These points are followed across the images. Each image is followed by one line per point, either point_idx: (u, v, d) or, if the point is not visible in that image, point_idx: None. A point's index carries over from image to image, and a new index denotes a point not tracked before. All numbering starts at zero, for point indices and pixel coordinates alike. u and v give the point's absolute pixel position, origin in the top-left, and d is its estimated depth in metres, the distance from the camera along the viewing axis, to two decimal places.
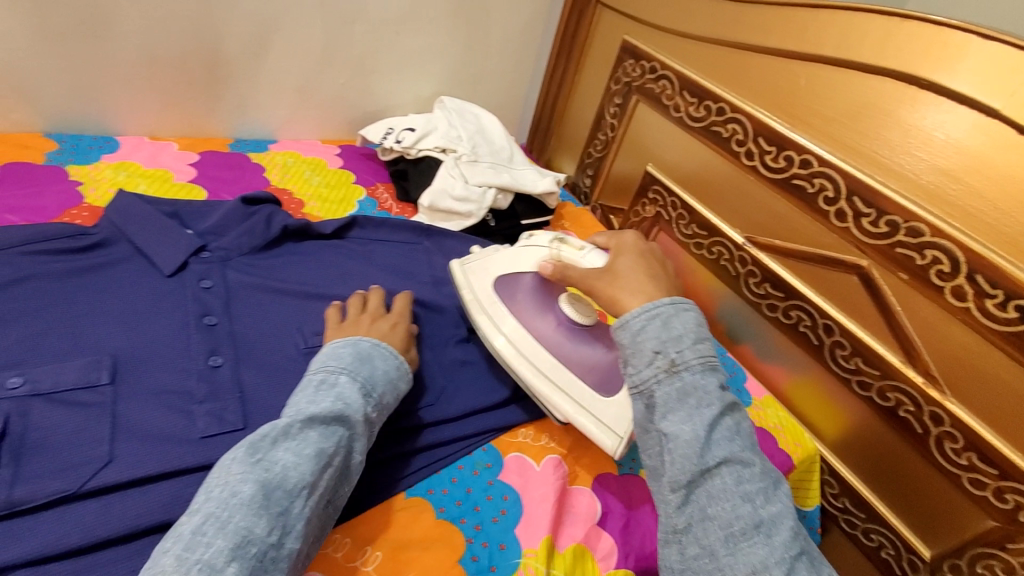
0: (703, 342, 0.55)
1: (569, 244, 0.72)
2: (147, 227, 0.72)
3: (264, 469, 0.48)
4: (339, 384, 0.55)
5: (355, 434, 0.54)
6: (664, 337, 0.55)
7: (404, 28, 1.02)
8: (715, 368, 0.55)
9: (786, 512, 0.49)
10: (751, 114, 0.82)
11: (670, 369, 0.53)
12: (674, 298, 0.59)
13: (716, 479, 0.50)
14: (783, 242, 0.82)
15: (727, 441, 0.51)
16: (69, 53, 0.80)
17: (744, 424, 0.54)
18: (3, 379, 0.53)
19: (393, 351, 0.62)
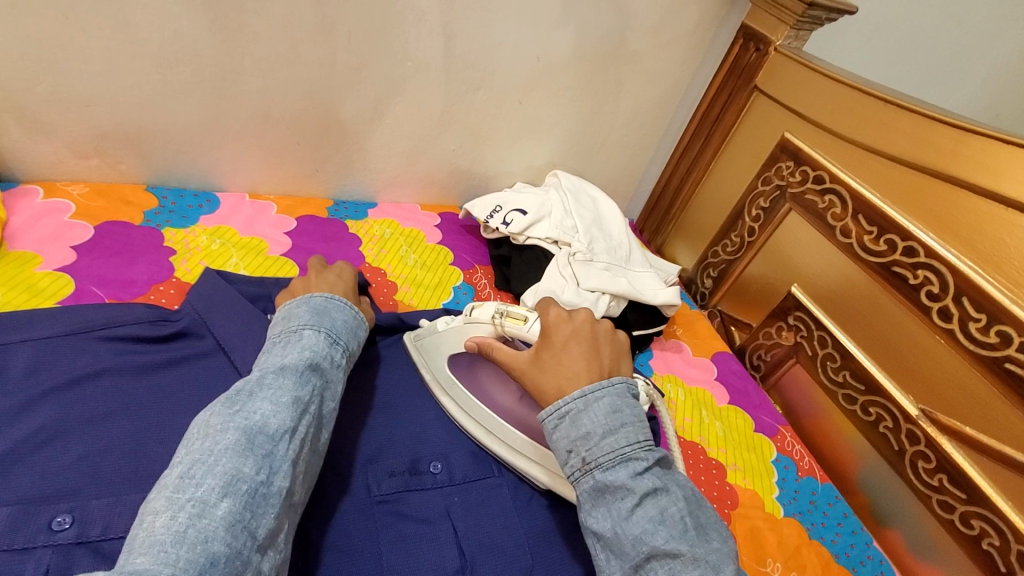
0: (618, 430, 0.47)
1: (512, 316, 0.69)
2: (231, 318, 0.64)
3: (244, 417, 0.44)
4: (305, 341, 0.53)
5: (329, 383, 0.52)
6: (573, 434, 0.48)
7: (529, 98, 0.92)
8: (634, 454, 0.46)
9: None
10: (954, 266, 0.65)
11: (582, 468, 0.47)
12: (584, 385, 0.51)
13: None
14: (975, 433, 0.64)
15: (648, 534, 0.42)
16: (182, 110, 0.75)
17: (675, 506, 0.44)
18: (50, 517, 0.47)
19: (347, 304, 0.61)
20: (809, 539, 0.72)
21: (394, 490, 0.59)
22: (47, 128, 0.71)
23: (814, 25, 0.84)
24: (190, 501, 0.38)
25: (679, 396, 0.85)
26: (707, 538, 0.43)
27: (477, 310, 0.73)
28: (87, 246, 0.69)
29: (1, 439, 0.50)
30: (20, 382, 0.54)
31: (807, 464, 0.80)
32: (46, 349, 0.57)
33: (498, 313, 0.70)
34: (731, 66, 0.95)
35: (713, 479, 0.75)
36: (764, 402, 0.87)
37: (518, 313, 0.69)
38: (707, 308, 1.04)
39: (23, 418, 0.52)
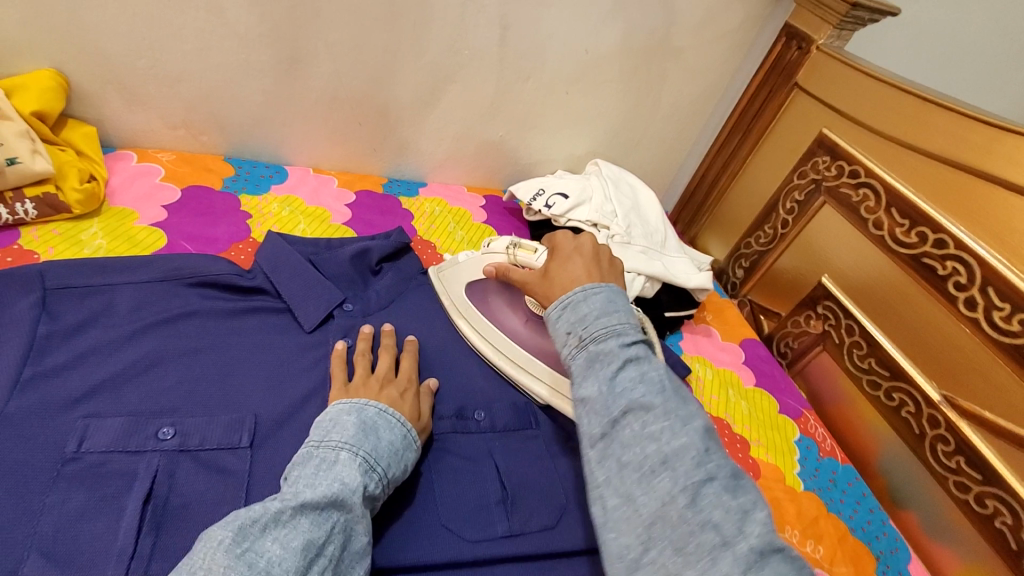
0: (613, 312, 0.51)
1: (524, 247, 0.74)
2: (296, 278, 0.70)
3: (246, 564, 0.42)
4: (339, 461, 0.51)
5: (355, 517, 0.49)
6: (572, 318, 0.52)
7: (575, 89, 0.97)
8: (623, 329, 0.50)
9: (694, 445, 0.42)
10: (982, 258, 0.68)
11: (577, 345, 0.50)
12: (585, 283, 0.55)
13: (625, 430, 0.44)
14: (995, 417, 0.67)
15: (627, 390, 0.46)
16: (260, 88, 0.82)
17: (655, 371, 0.47)
18: (156, 428, 0.55)
19: (400, 420, 0.58)
20: (828, 512, 0.75)
21: (444, 432, 0.66)
22: (143, 100, 0.79)
23: (857, 25, 0.87)
24: None
25: (707, 375, 0.89)
26: (684, 399, 0.46)
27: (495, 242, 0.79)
28: (175, 205, 0.77)
29: (112, 361, 0.58)
30: (126, 316, 0.62)
31: (829, 446, 0.84)
32: (146, 292, 0.64)
33: (510, 244, 0.74)
34: (772, 64, 0.98)
35: (738, 450, 0.79)
36: (789, 386, 0.91)
37: (530, 246, 0.74)
38: (736, 297, 1.08)
39: (128, 347, 0.60)
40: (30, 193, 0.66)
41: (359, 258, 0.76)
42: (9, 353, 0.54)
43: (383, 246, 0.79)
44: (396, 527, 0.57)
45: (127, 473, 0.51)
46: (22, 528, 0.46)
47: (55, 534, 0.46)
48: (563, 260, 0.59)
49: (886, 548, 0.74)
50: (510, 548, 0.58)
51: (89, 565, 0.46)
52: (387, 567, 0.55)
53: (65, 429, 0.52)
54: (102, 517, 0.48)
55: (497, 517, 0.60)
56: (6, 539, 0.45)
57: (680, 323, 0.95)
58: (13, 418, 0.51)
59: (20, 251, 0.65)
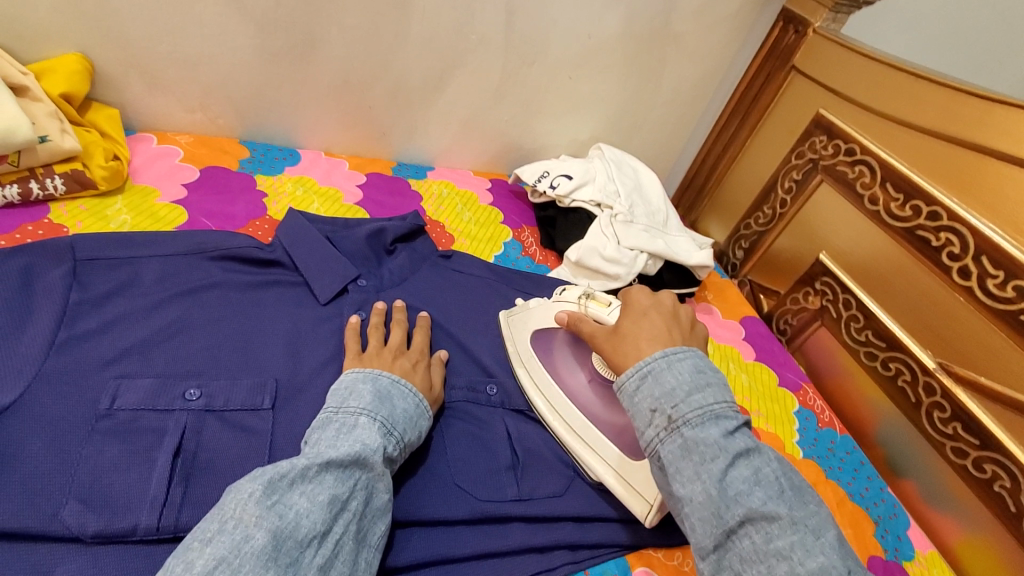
0: (704, 390, 0.51)
1: (598, 299, 0.69)
2: (312, 252, 0.73)
3: (277, 515, 0.44)
4: (359, 425, 0.54)
5: (376, 476, 0.52)
6: (656, 392, 0.52)
7: (578, 74, 1.00)
8: (723, 416, 0.50)
9: (832, 566, 0.42)
10: (976, 228, 0.70)
11: (667, 428, 0.50)
12: (664, 349, 0.55)
13: (744, 541, 0.44)
14: (991, 382, 0.69)
15: (743, 495, 0.46)
16: (274, 73, 0.85)
17: (768, 468, 0.48)
18: (183, 389, 0.57)
19: (413, 390, 0.61)
20: (827, 479, 0.78)
21: (456, 400, 0.68)
22: (163, 83, 0.83)
23: (853, 7, 0.90)
24: None
25: (708, 350, 0.92)
26: (802, 499, 0.46)
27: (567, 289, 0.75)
28: (195, 184, 0.80)
29: (140, 327, 0.61)
30: (152, 286, 0.65)
31: (828, 417, 0.86)
32: (170, 264, 0.67)
33: (584, 293, 0.70)
34: (770, 48, 1.01)
35: None
36: (788, 360, 0.93)
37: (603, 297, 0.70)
38: (737, 277, 1.11)
39: (154, 315, 0.63)
40: (59, 170, 0.70)
41: (373, 237, 0.79)
42: (44, 317, 0.57)
43: (399, 226, 0.81)
44: (411, 485, 0.59)
45: (156, 429, 0.54)
46: (61, 476, 0.49)
47: (92, 483, 0.49)
48: (638, 318, 0.60)
49: (885, 514, 0.76)
50: (520, 508, 0.61)
51: (124, 511, 0.48)
52: (404, 523, 0.57)
53: (98, 387, 0.55)
54: (135, 469, 0.51)
55: (507, 480, 0.63)
56: (48, 486, 0.48)
57: (682, 301, 0.97)
58: (50, 376, 0.54)
59: (50, 225, 0.68)
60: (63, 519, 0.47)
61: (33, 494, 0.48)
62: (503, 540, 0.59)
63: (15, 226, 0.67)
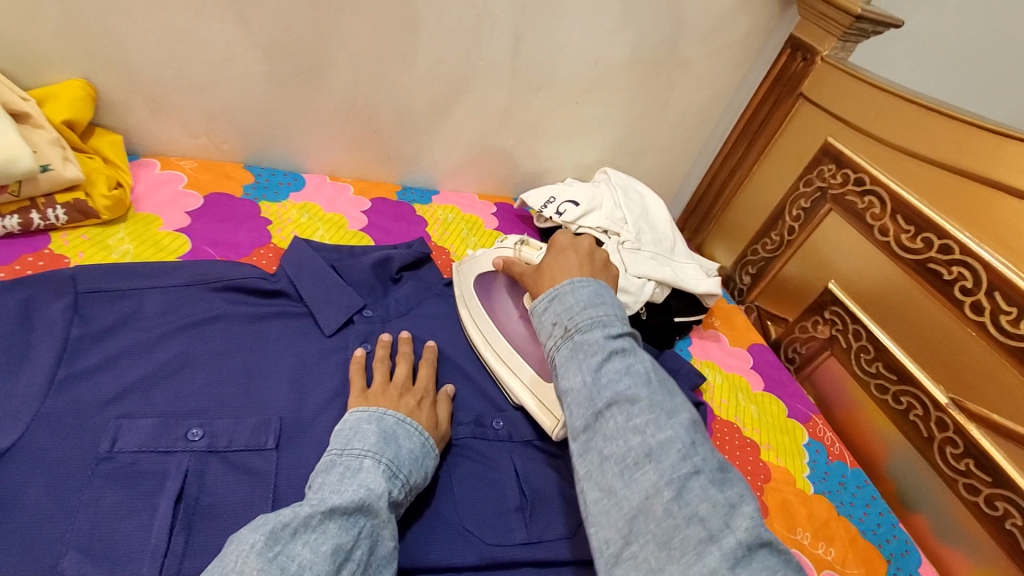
0: (598, 305, 0.54)
1: (530, 245, 0.78)
2: (318, 284, 0.72)
3: (279, 568, 0.43)
4: (363, 468, 0.52)
5: (380, 523, 0.50)
6: (559, 309, 0.55)
7: (585, 99, 1.00)
8: (609, 322, 0.53)
9: (678, 439, 0.45)
10: (989, 263, 0.69)
11: (563, 336, 0.53)
12: (574, 278, 0.59)
13: (608, 422, 0.47)
14: (1004, 419, 0.68)
15: (613, 382, 0.49)
16: (280, 98, 0.85)
17: (640, 364, 0.51)
18: (185, 429, 0.56)
19: (419, 429, 0.59)
20: (839, 515, 0.76)
21: (464, 438, 0.67)
22: (169, 109, 0.82)
23: (861, 37, 0.89)
24: None
25: (716, 379, 0.90)
26: (669, 392, 0.49)
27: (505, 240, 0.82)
28: (198, 212, 0.79)
29: (141, 363, 0.60)
30: (154, 319, 0.64)
31: (838, 449, 0.85)
32: (173, 296, 0.66)
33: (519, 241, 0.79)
34: (778, 75, 1.01)
35: (748, 453, 0.80)
36: (797, 391, 0.92)
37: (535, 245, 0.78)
38: (744, 303, 1.10)
39: (156, 349, 0.61)
40: (61, 200, 0.69)
41: (380, 267, 0.78)
42: (43, 354, 0.56)
43: (405, 256, 0.80)
44: (418, 529, 0.58)
45: (158, 472, 0.53)
46: (59, 525, 0.48)
47: (91, 531, 0.48)
48: (558, 253, 0.64)
49: (898, 551, 0.75)
50: (529, 554, 0.59)
51: (125, 561, 0.47)
52: (410, 569, 0.56)
53: (98, 428, 0.54)
54: (136, 515, 0.50)
55: (515, 524, 0.61)
56: (45, 536, 0.47)
57: (689, 328, 0.96)
58: (49, 417, 0.53)
59: (51, 255, 0.67)
60: (61, 571, 0.46)
61: (30, 544, 0.46)
62: None
63: (15, 257, 0.66)
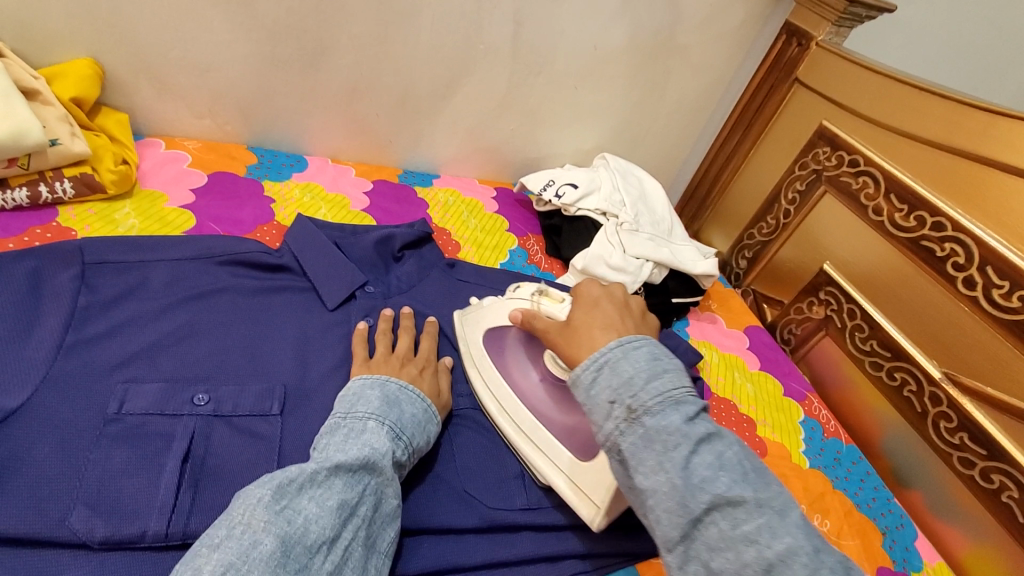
0: (662, 374, 0.46)
1: (551, 295, 0.67)
2: (321, 259, 0.73)
3: (286, 520, 0.44)
4: (367, 429, 0.53)
5: (385, 481, 0.51)
6: (614, 383, 0.47)
7: (584, 84, 1.01)
8: (682, 398, 0.45)
9: (800, 546, 0.38)
10: (981, 239, 0.70)
11: (627, 418, 0.45)
12: (621, 338, 0.50)
13: (710, 531, 0.40)
14: (997, 392, 0.69)
15: (708, 482, 0.41)
16: (284, 80, 0.86)
17: (731, 451, 0.43)
18: (192, 394, 0.57)
19: (420, 395, 0.60)
20: (834, 489, 0.77)
21: (464, 409, 0.68)
22: (173, 89, 0.83)
23: (855, 22, 0.90)
24: None
25: (714, 359, 0.92)
26: (765, 479, 0.43)
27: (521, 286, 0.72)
28: (202, 189, 0.80)
29: (148, 331, 0.61)
30: (159, 290, 0.65)
31: (833, 427, 0.86)
32: (178, 268, 0.67)
33: (538, 291, 0.68)
34: (774, 61, 1.02)
35: (744, 429, 0.81)
36: (793, 370, 0.93)
37: (556, 295, 0.67)
38: (740, 287, 1.11)
39: (162, 319, 0.62)
40: (69, 173, 0.70)
41: (382, 244, 0.80)
42: (52, 321, 0.57)
43: (407, 233, 0.81)
44: (421, 492, 0.59)
45: (165, 434, 0.54)
46: (68, 481, 0.48)
47: (100, 488, 0.49)
48: (590, 307, 0.56)
49: (892, 524, 0.76)
50: (529, 519, 0.60)
51: (133, 515, 0.48)
52: (413, 530, 0.57)
53: (106, 392, 0.55)
54: (143, 473, 0.51)
55: (515, 491, 0.62)
56: (54, 491, 0.48)
57: (687, 309, 0.97)
58: (57, 379, 0.54)
59: (58, 228, 0.68)
60: (70, 524, 0.46)
61: (39, 498, 0.47)
62: (513, 550, 0.58)
63: (23, 228, 0.67)
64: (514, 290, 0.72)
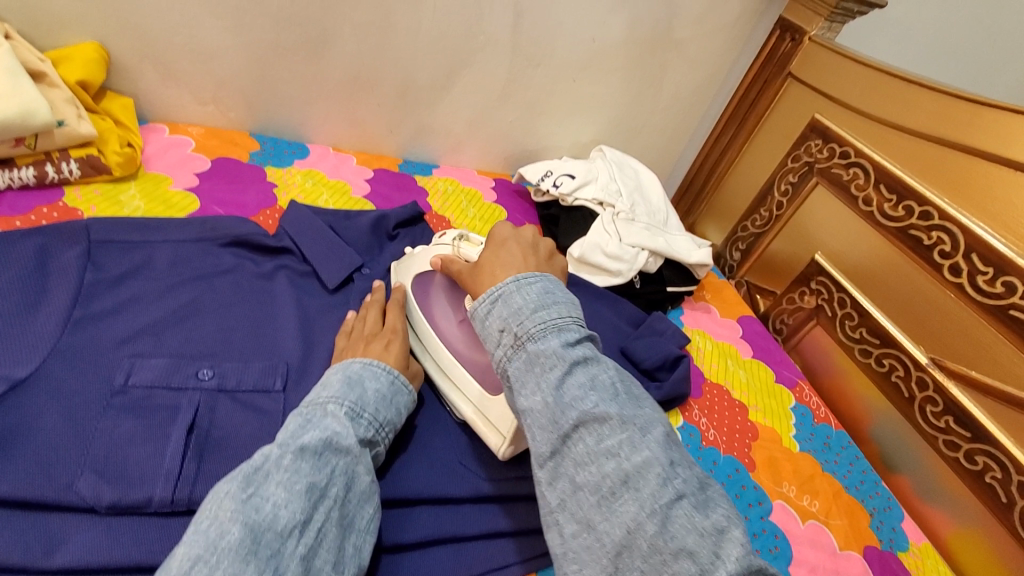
0: (549, 306, 0.49)
1: (469, 240, 0.70)
2: (320, 243, 0.74)
3: (253, 509, 0.44)
4: (329, 411, 0.53)
5: (353, 459, 0.51)
6: (505, 313, 0.49)
7: (582, 77, 1.02)
8: (565, 327, 0.48)
9: (655, 459, 0.42)
10: (967, 227, 0.72)
11: (514, 345, 0.48)
12: (518, 274, 0.53)
13: (578, 446, 0.43)
14: (981, 375, 0.71)
15: (578, 401, 0.44)
16: (287, 67, 0.87)
17: (605, 375, 0.46)
18: (196, 369, 0.58)
19: (385, 369, 0.60)
20: (823, 472, 0.79)
21: None
22: (178, 76, 0.84)
23: (847, 17, 0.92)
24: None
25: (706, 346, 0.93)
26: (635, 403, 0.46)
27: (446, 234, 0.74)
28: (206, 174, 0.82)
29: (153, 308, 0.62)
30: (164, 271, 0.66)
31: (823, 413, 0.88)
32: (182, 250, 0.68)
33: (457, 235, 0.71)
34: (767, 56, 1.04)
35: (736, 414, 0.83)
36: (785, 359, 0.95)
37: (477, 240, 0.71)
38: (734, 278, 1.13)
39: (167, 297, 0.63)
40: (75, 154, 0.72)
41: (377, 225, 0.81)
42: (60, 296, 0.58)
43: (400, 212, 0.83)
44: (419, 465, 0.61)
45: (170, 407, 0.55)
46: (75, 449, 0.50)
47: (106, 456, 0.50)
48: (497, 247, 0.58)
49: (880, 506, 0.78)
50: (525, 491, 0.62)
51: (139, 482, 0.49)
52: (412, 501, 0.58)
53: (112, 365, 0.56)
54: (149, 443, 0.52)
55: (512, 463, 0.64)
56: (61, 458, 0.49)
57: (681, 299, 0.99)
58: (64, 352, 0.55)
59: (64, 208, 0.69)
60: (76, 489, 0.48)
61: (45, 465, 0.48)
62: (508, 521, 0.60)
63: (31, 207, 0.68)
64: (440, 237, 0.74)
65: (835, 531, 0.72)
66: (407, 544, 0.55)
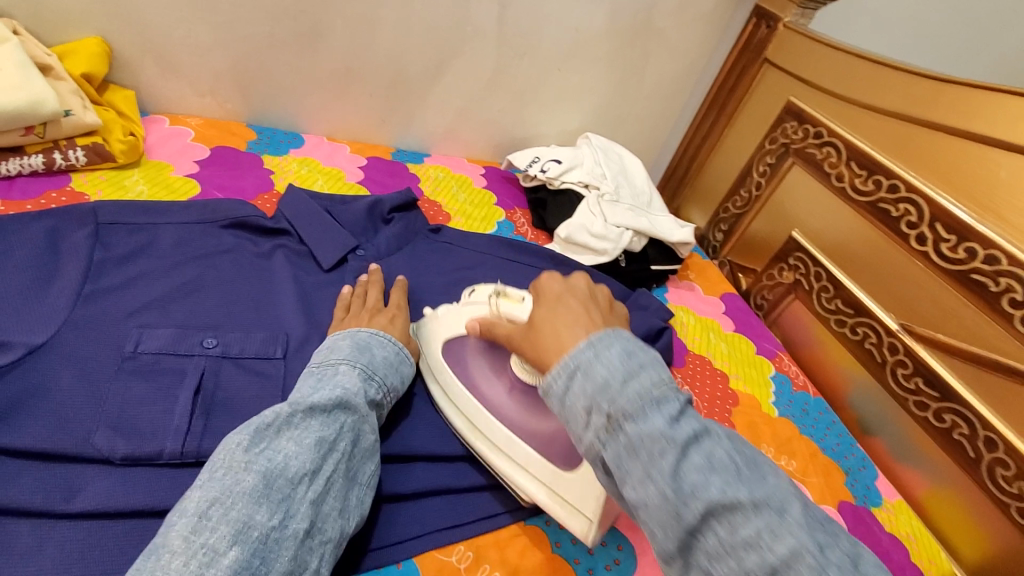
0: (638, 373, 0.43)
1: (509, 296, 0.66)
2: (316, 224, 0.78)
3: (267, 458, 0.48)
4: (339, 373, 0.57)
5: (360, 418, 0.54)
6: (589, 389, 0.43)
7: (567, 66, 1.06)
8: (663, 397, 0.41)
9: (803, 547, 0.35)
10: (930, 197, 0.76)
11: (608, 427, 0.41)
12: (590, 335, 0.47)
13: (709, 538, 0.37)
14: (947, 338, 0.75)
15: (699, 487, 0.38)
16: (281, 59, 0.91)
17: (720, 447, 0.40)
18: (201, 338, 0.62)
19: (390, 340, 0.64)
20: (801, 434, 0.83)
21: None
22: (178, 69, 0.88)
23: (819, 3, 0.96)
24: (203, 547, 0.42)
25: (690, 320, 0.97)
26: (761, 473, 0.39)
27: (477, 290, 0.70)
28: (206, 161, 0.85)
29: (159, 283, 0.65)
30: (168, 249, 0.69)
31: (801, 381, 0.92)
32: (185, 230, 0.72)
33: (494, 293, 0.67)
34: (745, 44, 1.08)
35: (717, 382, 0.87)
36: (766, 332, 0.99)
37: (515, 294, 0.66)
38: (717, 259, 1.17)
39: (171, 273, 0.67)
40: (81, 142, 0.75)
41: (371, 209, 0.85)
42: (72, 272, 0.62)
43: (395, 197, 0.86)
44: (412, 426, 0.64)
45: (177, 371, 0.58)
46: (90, 408, 0.53)
47: (119, 415, 0.53)
48: (554, 304, 0.52)
49: (855, 466, 0.81)
50: None
51: (151, 437, 0.52)
52: (407, 457, 0.62)
53: (123, 334, 0.59)
54: (158, 403, 0.55)
55: None
56: (77, 416, 0.52)
57: (665, 277, 1.03)
58: (77, 322, 0.58)
59: (72, 193, 0.73)
60: (92, 444, 0.51)
61: (64, 422, 0.51)
62: (498, 477, 0.64)
63: (41, 192, 0.71)
64: (470, 295, 0.71)
65: (810, 487, 0.76)
66: (404, 495, 0.59)
